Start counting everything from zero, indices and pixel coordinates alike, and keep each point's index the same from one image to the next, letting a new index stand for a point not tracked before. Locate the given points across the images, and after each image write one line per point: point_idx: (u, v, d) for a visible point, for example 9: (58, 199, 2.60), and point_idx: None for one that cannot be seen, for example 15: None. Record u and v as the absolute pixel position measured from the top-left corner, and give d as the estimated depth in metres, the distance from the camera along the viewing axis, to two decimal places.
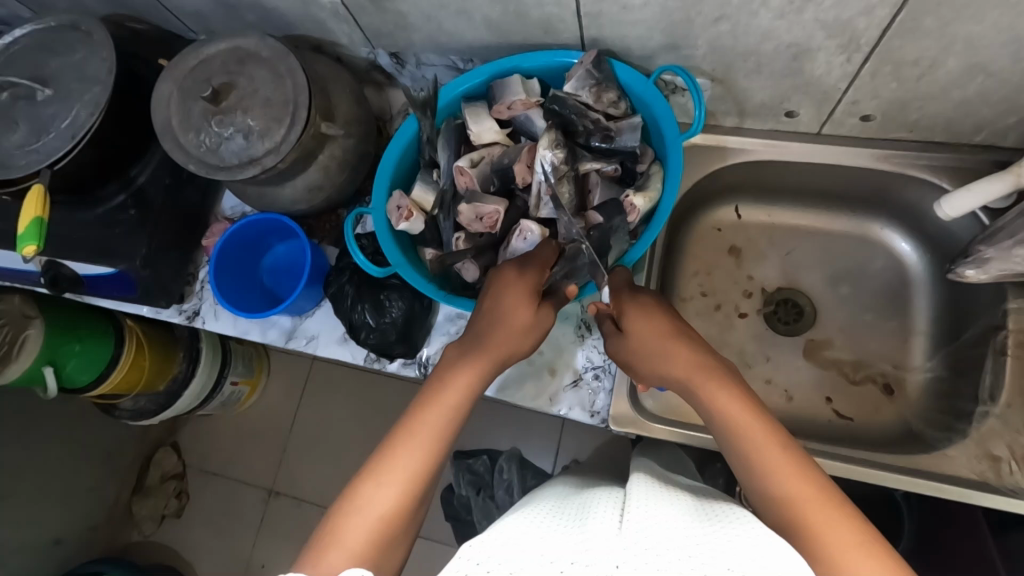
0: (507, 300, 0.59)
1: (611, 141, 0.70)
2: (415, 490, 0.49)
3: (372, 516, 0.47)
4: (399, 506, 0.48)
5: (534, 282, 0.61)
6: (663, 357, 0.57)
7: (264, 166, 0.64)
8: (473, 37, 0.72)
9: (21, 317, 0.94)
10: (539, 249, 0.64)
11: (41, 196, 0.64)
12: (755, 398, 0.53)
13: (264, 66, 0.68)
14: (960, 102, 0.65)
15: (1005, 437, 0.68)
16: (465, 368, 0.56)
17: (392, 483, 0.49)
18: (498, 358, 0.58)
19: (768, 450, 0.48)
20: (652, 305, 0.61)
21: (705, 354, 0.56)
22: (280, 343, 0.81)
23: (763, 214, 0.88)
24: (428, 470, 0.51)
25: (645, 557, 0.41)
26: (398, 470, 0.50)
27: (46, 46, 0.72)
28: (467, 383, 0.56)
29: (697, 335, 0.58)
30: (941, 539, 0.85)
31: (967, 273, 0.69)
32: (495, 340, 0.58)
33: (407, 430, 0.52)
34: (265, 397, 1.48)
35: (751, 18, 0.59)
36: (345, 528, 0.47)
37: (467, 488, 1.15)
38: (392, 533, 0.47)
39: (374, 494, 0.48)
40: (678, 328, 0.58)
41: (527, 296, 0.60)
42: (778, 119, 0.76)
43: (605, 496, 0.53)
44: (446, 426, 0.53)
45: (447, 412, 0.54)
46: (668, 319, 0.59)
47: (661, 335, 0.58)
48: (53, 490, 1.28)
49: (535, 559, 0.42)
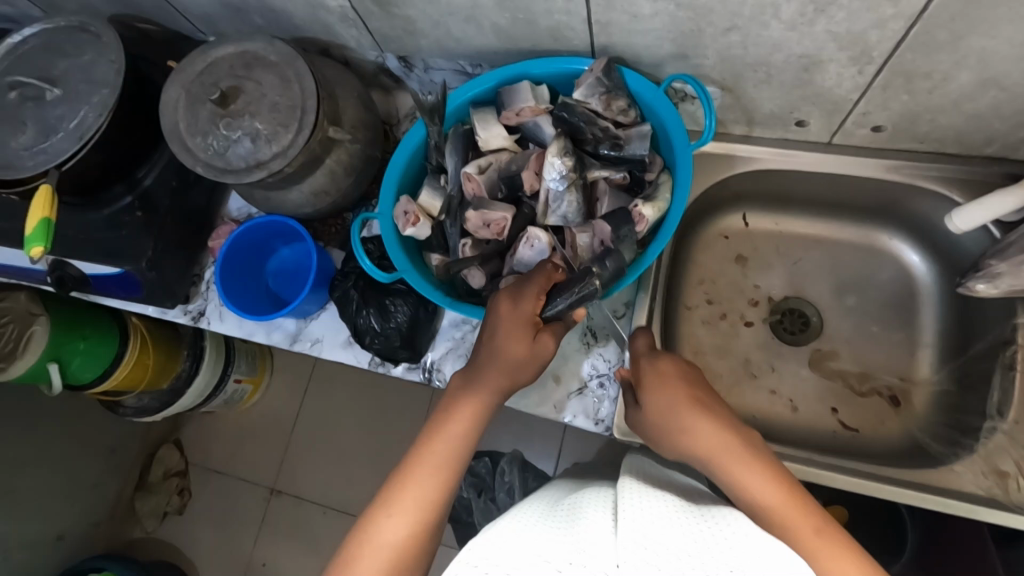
0: (501, 334, 0.58)
1: (621, 149, 0.69)
2: (427, 520, 0.51)
3: (385, 547, 0.50)
4: (412, 535, 0.51)
5: (530, 314, 0.58)
6: (684, 433, 0.55)
7: (271, 170, 0.64)
8: (481, 43, 0.71)
9: (27, 315, 0.94)
10: (533, 273, 0.61)
11: (49, 196, 0.64)
12: (775, 461, 0.53)
13: (271, 70, 0.68)
14: (972, 116, 0.65)
15: (1012, 453, 0.67)
16: (467, 399, 0.57)
17: (405, 515, 0.51)
18: (496, 392, 0.58)
19: (799, 526, 0.48)
20: (671, 370, 0.60)
21: (724, 422, 0.55)
22: (285, 345, 0.81)
23: (771, 222, 0.87)
24: (441, 500, 0.53)
25: (643, 555, 0.42)
26: (410, 502, 0.52)
27: (55, 47, 0.72)
28: (472, 417, 0.57)
29: (715, 403, 0.57)
30: (945, 551, 0.85)
31: (978, 287, 0.69)
32: (486, 373, 0.58)
33: (418, 461, 0.54)
34: (268, 395, 1.49)
35: (763, 30, 0.58)
36: (359, 560, 0.49)
37: (469, 491, 1.13)
38: (406, 563, 0.50)
39: (387, 526, 0.51)
40: (698, 396, 0.57)
41: (523, 330, 0.58)
42: (787, 128, 0.75)
43: (594, 498, 0.53)
44: (456, 456, 0.55)
45: (456, 442, 0.55)
46: (687, 385, 0.58)
47: (681, 406, 0.56)
48: (55, 486, 1.28)
49: (531, 558, 0.43)
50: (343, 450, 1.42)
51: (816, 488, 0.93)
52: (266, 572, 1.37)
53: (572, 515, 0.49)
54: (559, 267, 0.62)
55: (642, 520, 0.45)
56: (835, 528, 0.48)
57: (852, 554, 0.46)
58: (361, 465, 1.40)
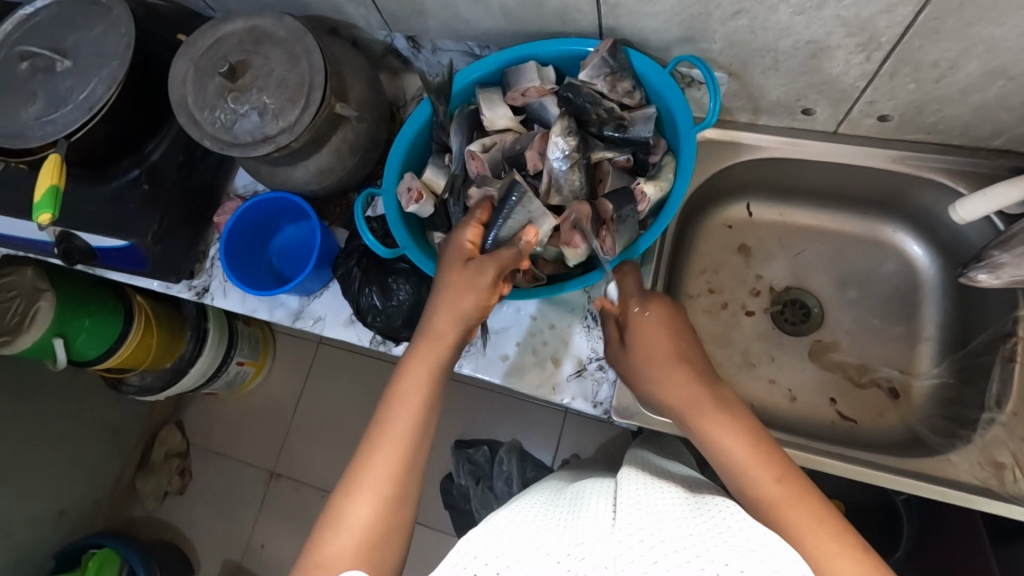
0: (439, 273, 0.60)
1: (624, 131, 0.69)
2: (390, 497, 0.50)
3: (354, 530, 0.48)
4: (381, 508, 0.49)
5: (464, 244, 0.60)
6: (660, 381, 0.57)
7: (278, 144, 0.65)
8: (490, 25, 0.71)
9: (33, 290, 0.94)
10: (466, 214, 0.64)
11: (58, 165, 0.64)
12: (746, 414, 0.53)
13: (280, 46, 0.68)
14: (979, 107, 0.65)
15: (1009, 445, 0.67)
16: (414, 362, 0.56)
17: (370, 494, 0.50)
18: (443, 343, 0.57)
19: (761, 473, 0.49)
20: (653, 317, 0.60)
21: (701, 377, 0.56)
22: (287, 322, 0.82)
23: (775, 212, 0.88)
24: (402, 473, 0.51)
25: (638, 550, 0.41)
26: (373, 481, 0.50)
27: (66, 20, 0.73)
28: (425, 377, 0.56)
29: (692, 354, 0.58)
30: (940, 547, 0.85)
31: (979, 277, 0.69)
32: (430, 319, 0.58)
33: (377, 438, 0.53)
34: (270, 379, 1.50)
35: (770, 13, 0.58)
36: (328, 544, 0.48)
37: (467, 478, 1.16)
38: (377, 542, 0.48)
39: (352, 508, 0.49)
40: (678, 348, 0.58)
41: (458, 259, 0.59)
42: (794, 117, 0.75)
43: (597, 488, 0.52)
44: (416, 421, 0.53)
45: (415, 409, 0.54)
46: (669, 334, 0.59)
47: (660, 357, 0.57)
48: (58, 462, 1.30)
49: (531, 551, 0.43)
50: (342, 435, 1.43)
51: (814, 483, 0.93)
52: (264, 554, 1.37)
53: (574, 506, 0.49)
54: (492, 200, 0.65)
55: (642, 517, 0.45)
56: (796, 477, 0.49)
57: (809, 503, 0.46)
58: None
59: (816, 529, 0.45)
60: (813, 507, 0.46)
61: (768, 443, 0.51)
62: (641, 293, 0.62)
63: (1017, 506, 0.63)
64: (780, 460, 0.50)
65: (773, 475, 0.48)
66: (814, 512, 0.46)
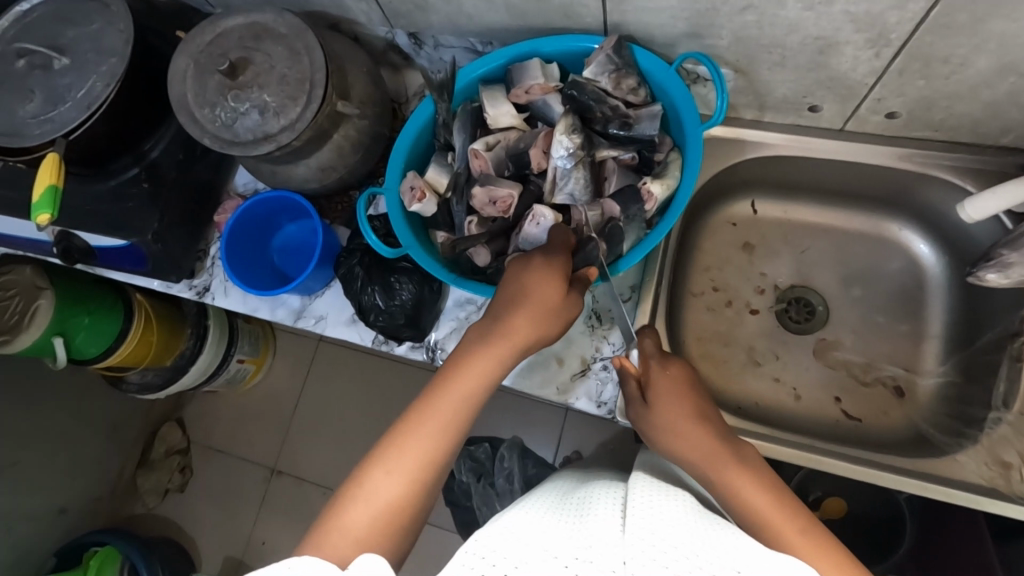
0: (532, 280, 0.58)
1: (630, 128, 0.69)
2: (422, 481, 0.49)
3: (376, 506, 0.47)
4: (406, 496, 0.48)
5: (562, 267, 0.59)
6: (681, 436, 0.55)
7: (279, 143, 0.64)
8: (493, 20, 0.71)
9: (32, 288, 0.94)
10: (552, 235, 0.63)
11: (57, 164, 0.63)
12: (770, 473, 0.52)
13: (281, 43, 0.67)
14: (988, 102, 0.64)
15: (1016, 444, 0.67)
16: (481, 354, 0.54)
17: (403, 470, 0.49)
18: (515, 343, 0.55)
19: (786, 528, 0.47)
20: (674, 375, 0.60)
21: (720, 435, 0.54)
22: (288, 322, 0.81)
23: (779, 210, 0.87)
24: (441, 456, 0.50)
25: (652, 554, 0.41)
26: (407, 460, 0.49)
27: (63, 15, 0.72)
28: (482, 375, 0.54)
29: (713, 412, 0.57)
30: (946, 544, 0.84)
31: (988, 277, 0.68)
32: (514, 320, 0.56)
33: (421, 416, 0.51)
34: (270, 376, 1.49)
35: (778, 9, 0.58)
36: (348, 515, 0.47)
37: (468, 475, 1.15)
38: (398, 522, 0.47)
39: (381, 484, 0.48)
40: (699, 404, 0.57)
41: (559, 278, 0.58)
42: (800, 113, 0.75)
43: (605, 492, 0.52)
44: (458, 415, 0.52)
45: (461, 403, 0.52)
46: (687, 391, 0.58)
47: (681, 415, 0.56)
48: (57, 461, 1.29)
49: (538, 553, 0.43)
50: (343, 432, 1.42)
51: (817, 481, 0.93)
52: (265, 551, 1.37)
53: (581, 510, 0.49)
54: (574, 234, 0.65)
55: (654, 521, 0.45)
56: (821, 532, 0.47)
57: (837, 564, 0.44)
58: (360, 446, 1.40)
59: None
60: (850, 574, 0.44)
61: (793, 500, 0.49)
62: (658, 356, 0.62)
63: (1023, 507, 0.63)
64: (801, 514, 0.48)
65: (800, 529, 0.46)
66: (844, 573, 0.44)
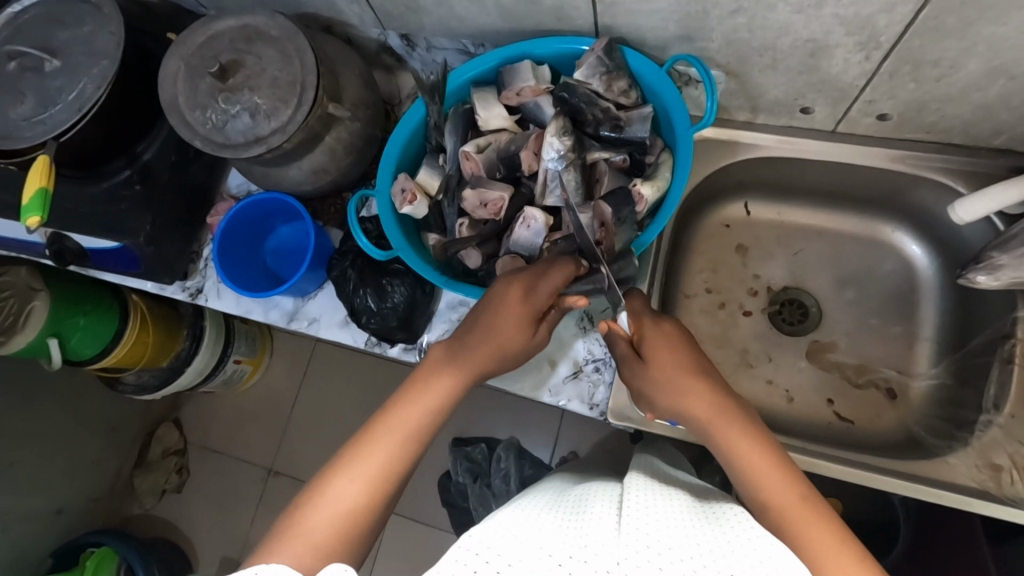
0: (504, 314, 0.57)
1: (621, 131, 0.69)
2: (383, 490, 0.50)
3: (338, 511, 0.48)
4: (368, 503, 0.49)
5: (537, 305, 0.59)
6: (676, 392, 0.55)
7: (270, 145, 0.64)
8: (484, 22, 0.71)
9: (27, 289, 0.94)
10: (555, 270, 0.60)
11: (47, 167, 0.63)
12: (766, 433, 0.52)
13: (272, 45, 0.67)
14: (980, 105, 0.64)
15: (1008, 446, 0.67)
16: (444, 372, 0.55)
17: (362, 479, 0.49)
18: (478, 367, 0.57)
19: (782, 489, 0.48)
20: (670, 330, 0.59)
21: (718, 390, 0.55)
22: (282, 324, 0.81)
23: (773, 212, 0.87)
24: (398, 469, 0.51)
25: (646, 556, 0.41)
26: (371, 467, 0.50)
27: (55, 18, 0.72)
28: (446, 391, 0.55)
29: (707, 365, 0.57)
30: (939, 546, 0.84)
31: (979, 279, 0.68)
32: (478, 345, 0.57)
33: (385, 429, 0.52)
34: (267, 376, 1.49)
35: (768, 12, 0.58)
36: (310, 518, 0.47)
37: (466, 476, 1.15)
38: (356, 529, 0.48)
39: (344, 489, 0.49)
40: (694, 356, 0.57)
41: (523, 323, 0.58)
42: (792, 115, 0.75)
43: (599, 492, 0.52)
44: (422, 428, 0.53)
45: (423, 415, 0.53)
46: (683, 347, 0.58)
47: (677, 369, 0.56)
48: (53, 462, 1.29)
49: (534, 552, 0.42)
50: (339, 433, 1.42)
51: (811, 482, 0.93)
52: None
53: (577, 509, 0.49)
54: (580, 265, 0.63)
55: (649, 522, 0.45)
56: (815, 495, 0.48)
57: (829, 524, 0.46)
58: None
59: (833, 546, 0.44)
60: (840, 534, 0.45)
61: (788, 462, 0.50)
62: (652, 314, 0.61)
63: (1013, 509, 0.63)
64: (794, 476, 0.49)
65: (795, 492, 0.48)
66: (835, 533, 0.45)
